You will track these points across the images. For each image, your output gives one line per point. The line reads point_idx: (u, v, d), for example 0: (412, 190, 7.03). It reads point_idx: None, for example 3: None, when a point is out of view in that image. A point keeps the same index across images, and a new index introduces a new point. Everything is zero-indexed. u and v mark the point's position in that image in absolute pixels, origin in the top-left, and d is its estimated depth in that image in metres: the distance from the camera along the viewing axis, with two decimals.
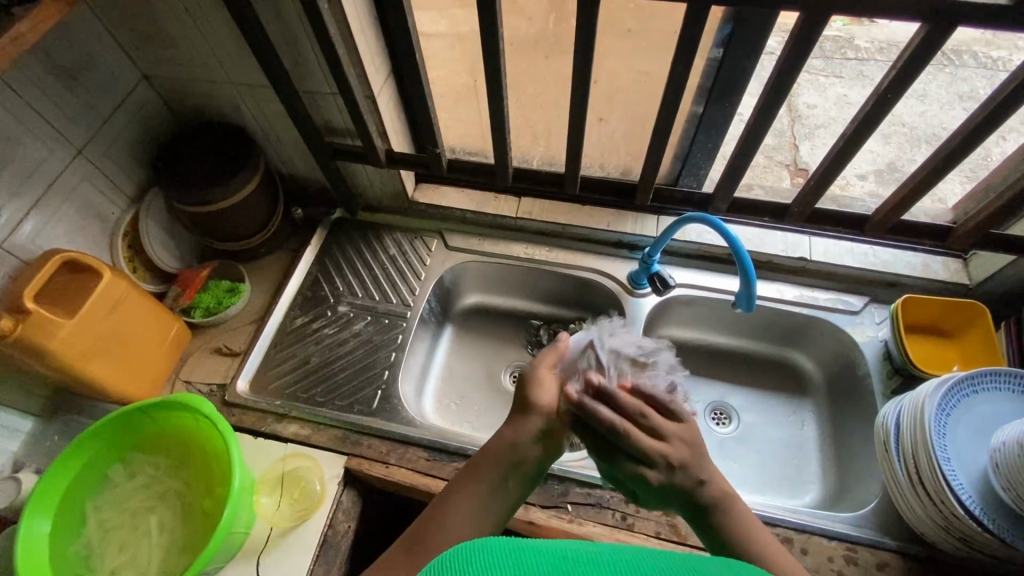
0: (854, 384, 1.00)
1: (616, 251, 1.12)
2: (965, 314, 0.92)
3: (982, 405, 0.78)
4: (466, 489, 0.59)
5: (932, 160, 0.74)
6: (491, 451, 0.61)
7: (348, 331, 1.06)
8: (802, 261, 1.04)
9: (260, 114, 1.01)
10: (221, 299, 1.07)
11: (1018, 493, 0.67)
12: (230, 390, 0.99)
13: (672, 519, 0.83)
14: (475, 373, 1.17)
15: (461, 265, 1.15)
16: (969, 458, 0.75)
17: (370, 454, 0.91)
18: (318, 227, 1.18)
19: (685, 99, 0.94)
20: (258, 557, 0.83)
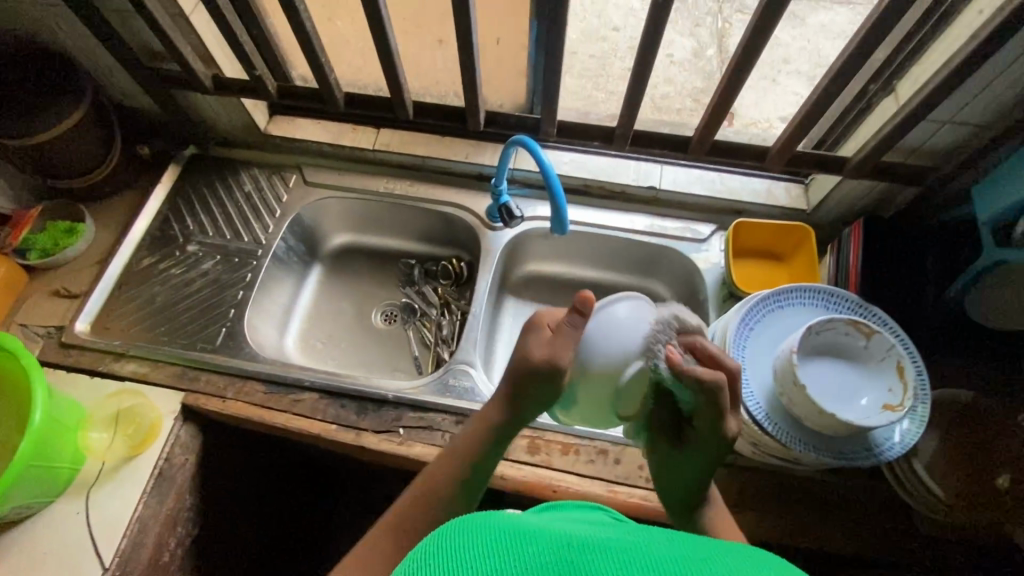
0: (697, 309, 1.03)
1: (478, 184, 1.11)
2: (793, 236, 0.95)
3: (785, 320, 0.81)
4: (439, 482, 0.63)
5: (729, 75, 0.74)
6: (462, 447, 0.66)
7: (196, 270, 1.04)
8: (652, 190, 1.05)
9: (75, 38, 0.94)
10: (58, 240, 1.02)
11: (787, 398, 0.70)
12: (68, 331, 0.96)
13: None
14: (345, 313, 1.17)
15: (320, 201, 1.12)
16: (763, 368, 0.79)
17: (208, 390, 0.91)
18: (170, 164, 1.13)
19: (522, 20, 0.91)
20: (88, 491, 0.84)
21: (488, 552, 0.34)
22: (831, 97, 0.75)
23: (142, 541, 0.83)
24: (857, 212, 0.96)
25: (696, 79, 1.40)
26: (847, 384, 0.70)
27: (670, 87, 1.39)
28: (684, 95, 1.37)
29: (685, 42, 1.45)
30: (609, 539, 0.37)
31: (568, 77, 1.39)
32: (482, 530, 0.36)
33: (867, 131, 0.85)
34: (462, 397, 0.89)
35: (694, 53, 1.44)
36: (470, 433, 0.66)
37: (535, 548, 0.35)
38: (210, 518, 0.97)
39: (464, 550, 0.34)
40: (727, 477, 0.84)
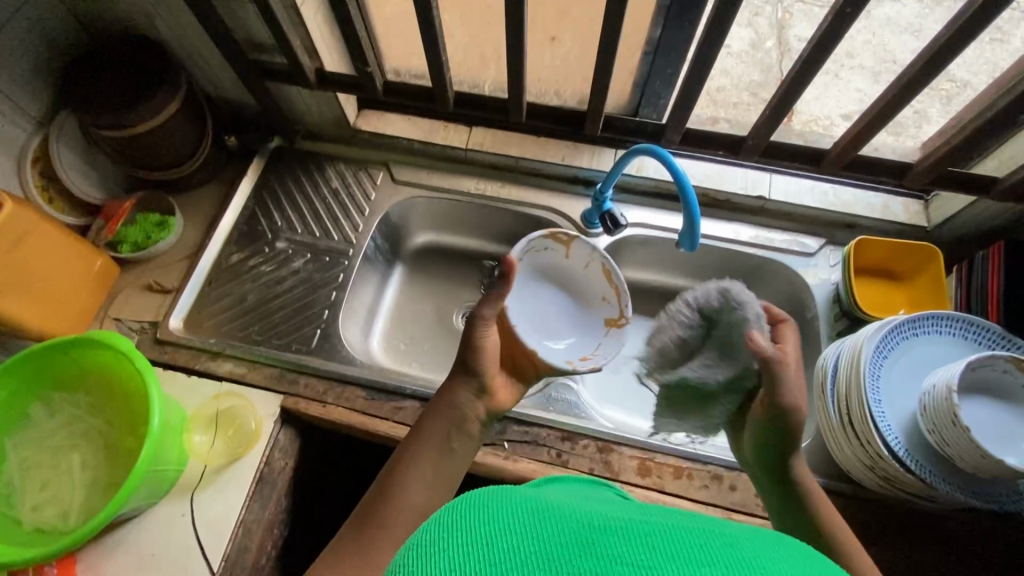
0: (803, 326, 0.99)
1: (570, 187, 1.07)
2: (918, 257, 0.90)
3: (920, 348, 0.77)
4: (414, 440, 0.70)
5: (896, 90, 0.68)
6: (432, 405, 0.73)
7: (287, 268, 1.02)
8: (760, 200, 1.00)
9: (174, 25, 0.90)
10: (150, 234, 1.01)
11: (940, 436, 0.66)
12: (163, 327, 0.95)
13: (606, 457, 0.83)
14: (427, 314, 1.15)
15: (408, 200, 1.09)
16: (900, 400, 0.75)
17: (307, 394, 0.89)
18: (256, 157, 1.10)
19: (642, 19, 0.85)
20: (193, 493, 0.83)
21: (501, 525, 0.32)
22: (1005, 113, 0.69)
23: (247, 544, 0.82)
24: (984, 231, 0.91)
25: (754, 71, 1.31)
26: (1006, 425, 0.66)
27: (748, 84, 1.31)
28: (740, 88, 1.29)
29: (742, 31, 1.31)
30: (623, 519, 0.34)
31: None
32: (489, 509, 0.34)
33: (1019, 150, 0.80)
34: (567, 412, 0.87)
35: (751, 44, 1.31)
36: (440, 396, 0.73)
37: (544, 520, 0.33)
38: (302, 520, 0.96)
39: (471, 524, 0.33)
40: (848, 508, 0.80)
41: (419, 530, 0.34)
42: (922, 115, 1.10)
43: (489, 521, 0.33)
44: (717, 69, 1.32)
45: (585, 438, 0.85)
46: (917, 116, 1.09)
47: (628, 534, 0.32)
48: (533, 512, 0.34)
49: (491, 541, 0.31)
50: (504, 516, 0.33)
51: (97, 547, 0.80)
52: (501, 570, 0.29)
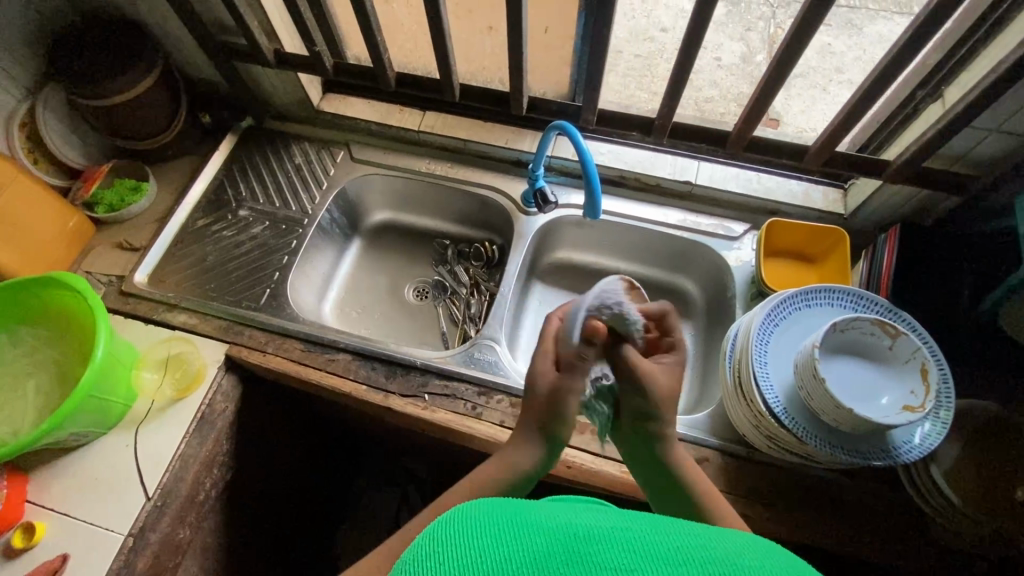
0: (725, 305, 1.04)
1: (515, 169, 1.14)
2: (827, 238, 0.95)
3: (811, 319, 0.82)
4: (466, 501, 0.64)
5: (772, 73, 0.75)
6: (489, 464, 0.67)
7: (246, 234, 1.10)
8: (687, 184, 1.06)
9: (151, 8, 1.01)
10: (124, 197, 1.10)
11: (807, 392, 0.71)
12: (127, 280, 1.04)
13: (517, 411, 0.89)
14: (380, 286, 1.22)
15: (364, 177, 1.17)
16: (785, 364, 0.79)
17: (250, 343, 0.97)
18: (228, 133, 1.20)
19: (570, 12, 0.93)
20: (137, 427, 0.90)
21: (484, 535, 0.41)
22: (874, 96, 0.75)
23: (182, 476, 0.89)
24: (896, 219, 0.95)
25: (743, 84, 1.39)
26: (869, 383, 0.70)
27: (716, 89, 1.38)
28: (728, 99, 1.36)
29: (734, 45, 1.45)
30: (610, 529, 0.42)
31: (610, 74, 1.40)
32: (490, 523, 0.42)
33: (912, 136, 0.85)
34: (488, 370, 0.93)
35: (743, 57, 1.43)
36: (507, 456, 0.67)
37: (535, 535, 0.41)
38: (244, 465, 1.03)
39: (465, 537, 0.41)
40: (739, 468, 0.85)
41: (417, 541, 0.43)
42: None
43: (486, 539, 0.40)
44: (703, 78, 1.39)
45: (500, 394, 0.91)
46: None
47: (608, 544, 0.39)
48: (526, 530, 0.41)
49: (488, 552, 0.39)
50: (509, 533, 0.41)
51: (47, 469, 0.88)
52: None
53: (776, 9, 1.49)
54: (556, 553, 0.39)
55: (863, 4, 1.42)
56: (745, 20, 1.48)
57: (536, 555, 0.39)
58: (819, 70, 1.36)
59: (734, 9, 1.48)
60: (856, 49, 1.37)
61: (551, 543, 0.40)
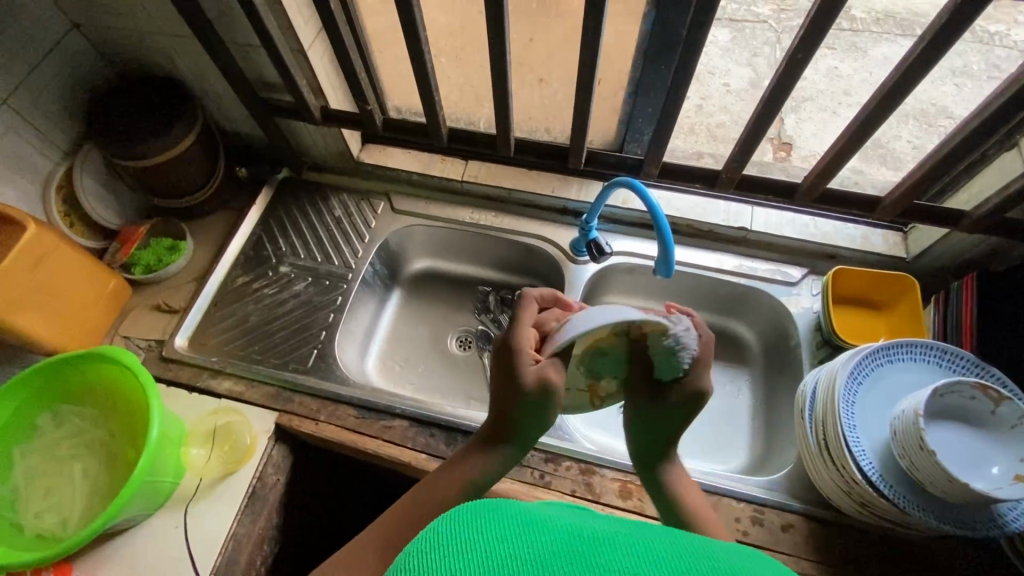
0: (787, 352, 1.01)
1: (560, 216, 1.12)
2: (896, 286, 0.92)
3: (895, 376, 0.79)
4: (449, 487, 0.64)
5: (852, 129, 0.73)
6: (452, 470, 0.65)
7: (288, 291, 1.07)
8: (742, 230, 1.04)
9: (193, 67, 0.99)
10: (161, 257, 1.07)
11: (911, 461, 0.68)
12: (168, 346, 1.00)
13: (587, 478, 0.85)
14: (422, 337, 1.19)
15: (406, 228, 1.14)
16: (874, 426, 0.76)
17: (301, 411, 0.93)
18: (265, 186, 1.17)
19: (624, 64, 0.91)
20: (187, 505, 0.86)
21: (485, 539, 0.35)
22: (960, 151, 0.73)
23: (236, 558, 0.84)
24: (962, 263, 0.93)
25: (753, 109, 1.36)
26: (974, 451, 0.67)
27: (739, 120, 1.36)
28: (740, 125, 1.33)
29: (741, 71, 1.41)
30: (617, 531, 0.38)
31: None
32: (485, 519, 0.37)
33: (986, 184, 0.83)
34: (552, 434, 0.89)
35: (750, 82, 1.40)
36: (460, 467, 0.65)
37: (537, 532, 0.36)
38: (292, 537, 0.98)
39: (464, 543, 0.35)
40: (828, 535, 0.80)
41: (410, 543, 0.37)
42: (919, 148, 1.19)
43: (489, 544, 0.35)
44: (716, 106, 1.37)
45: (568, 460, 0.87)
46: (913, 150, 1.18)
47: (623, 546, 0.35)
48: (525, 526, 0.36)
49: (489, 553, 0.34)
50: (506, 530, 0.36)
51: (92, 557, 0.83)
52: None
53: (780, 32, 1.45)
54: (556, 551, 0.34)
55: (866, 27, 1.38)
56: (752, 44, 1.45)
57: (543, 555, 0.34)
58: (827, 93, 1.33)
59: (738, 35, 1.44)
60: (863, 69, 1.33)
61: (555, 544, 0.35)
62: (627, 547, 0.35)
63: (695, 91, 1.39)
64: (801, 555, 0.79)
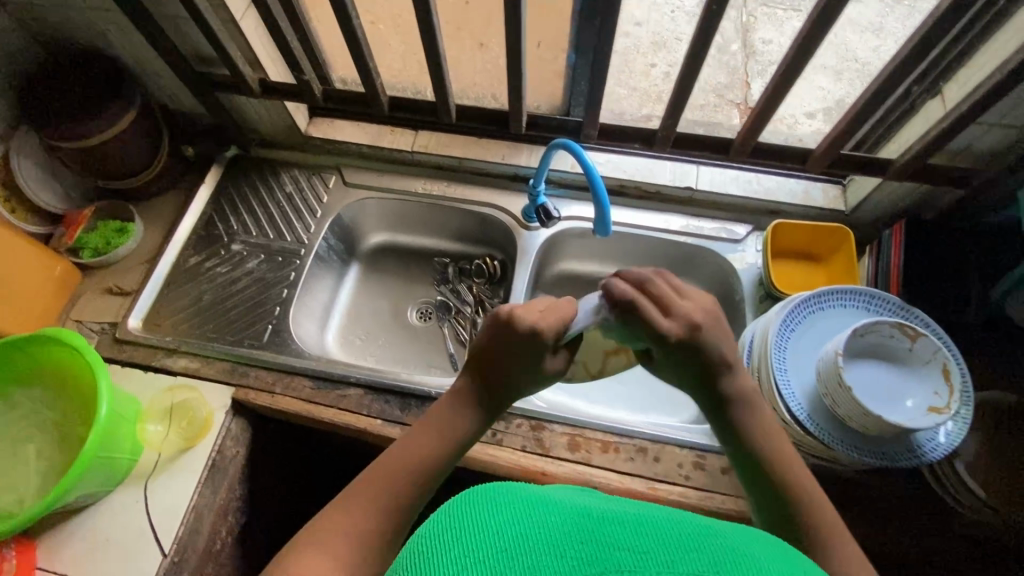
0: (733, 307, 1.04)
1: (512, 184, 1.12)
2: (833, 238, 0.95)
3: (826, 321, 0.82)
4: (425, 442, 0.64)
5: (775, 82, 0.75)
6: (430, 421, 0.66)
7: (241, 269, 1.07)
8: (688, 190, 1.06)
9: (126, 43, 0.97)
10: (109, 239, 1.06)
11: (832, 398, 0.71)
12: (121, 327, 1.00)
13: (537, 434, 0.88)
14: (381, 310, 1.20)
15: (359, 201, 1.15)
16: (804, 369, 0.80)
17: (257, 385, 0.94)
18: (214, 165, 1.16)
19: (563, 25, 0.91)
20: (146, 481, 0.87)
21: (494, 516, 0.38)
22: (877, 99, 0.75)
23: (198, 528, 0.86)
24: (897, 213, 0.96)
25: (720, 74, 1.35)
26: (892, 386, 0.71)
27: (697, 83, 1.36)
28: (709, 91, 1.33)
29: (709, 36, 1.41)
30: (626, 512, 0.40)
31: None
32: (501, 501, 0.39)
33: (913, 132, 0.85)
34: None
35: (719, 47, 1.39)
36: (443, 417, 0.66)
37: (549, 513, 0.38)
38: (258, 507, 1.00)
39: (469, 525, 0.37)
40: None
41: (422, 524, 0.39)
42: None
43: (498, 521, 0.37)
44: (686, 72, 1.36)
45: (519, 418, 0.89)
46: None
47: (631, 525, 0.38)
48: (539, 508, 0.39)
49: (502, 535, 0.36)
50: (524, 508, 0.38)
51: (56, 533, 0.84)
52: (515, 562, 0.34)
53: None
54: (568, 531, 0.37)
55: None
56: None
57: (554, 534, 0.36)
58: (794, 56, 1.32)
59: None
60: None
61: (568, 527, 0.37)
62: (623, 522, 0.38)
63: (662, 57, 1.39)
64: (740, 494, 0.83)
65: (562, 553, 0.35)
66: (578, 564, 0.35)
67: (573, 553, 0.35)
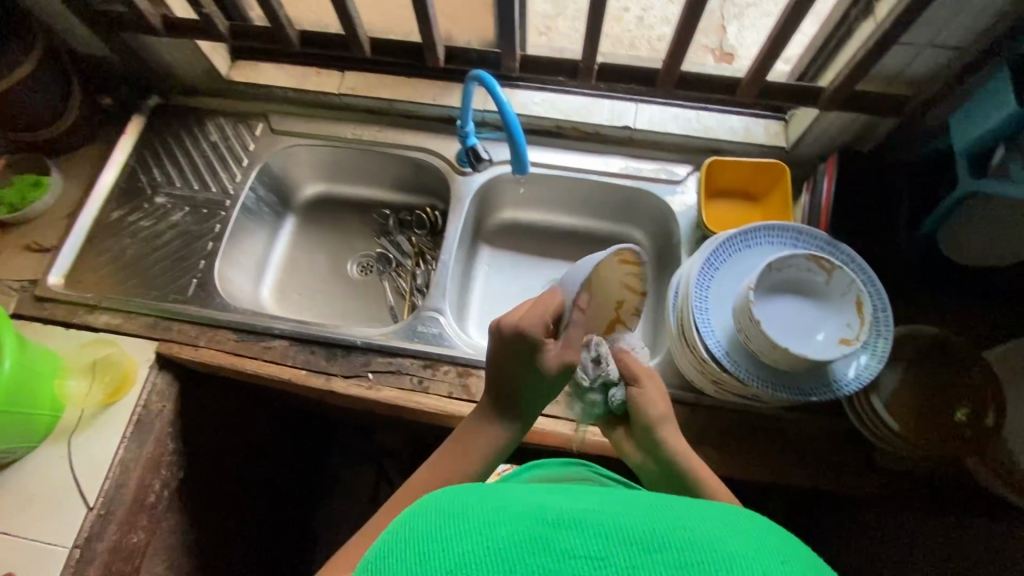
0: (670, 251, 1.03)
1: (446, 128, 1.08)
2: (769, 174, 0.92)
3: (751, 259, 0.80)
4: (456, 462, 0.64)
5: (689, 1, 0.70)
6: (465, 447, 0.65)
7: (165, 222, 1.03)
8: (626, 130, 1.02)
9: None
10: (26, 195, 1.01)
11: (745, 334, 0.70)
12: (41, 284, 0.97)
13: (464, 380, 0.87)
14: (321, 264, 1.17)
15: (288, 150, 1.10)
16: (725, 306, 0.78)
17: (180, 338, 0.92)
18: (135, 115, 1.11)
19: None
20: (70, 437, 0.86)
21: (436, 535, 0.33)
22: (798, 19, 0.71)
23: (124, 481, 0.86)
24: (836, 148, 0.92)
25: None
26: (806, 319, 0.70)
27: (664, 26, 1.30)
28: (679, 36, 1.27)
29: None
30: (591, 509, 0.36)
31: (559, 19, 1.27)
32: (454, 509, 0.35)
33: (844, 58, 0.81)
34: (430, 342, 0.90)
35: None
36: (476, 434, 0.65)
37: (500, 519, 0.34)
38: (195, 461, 1.00)
39: (411, 546, 0.33)
40: (691, 416, 0.84)
41: (379, 537, 0.36)
42: None
43: (436, 533, 0.33)
44: (659, 16, 1.29)
45: (446, 364, 0.88)
46: None
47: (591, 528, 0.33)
48: (490, 515, 0.34)
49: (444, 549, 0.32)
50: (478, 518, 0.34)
51: None
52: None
53: None
54: (520, 539, 0.32)
55: None
56: None
57: (500, 546, 0.32)
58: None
59: None
60: None
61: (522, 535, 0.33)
62: (583, 520, 0.34)
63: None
64: None
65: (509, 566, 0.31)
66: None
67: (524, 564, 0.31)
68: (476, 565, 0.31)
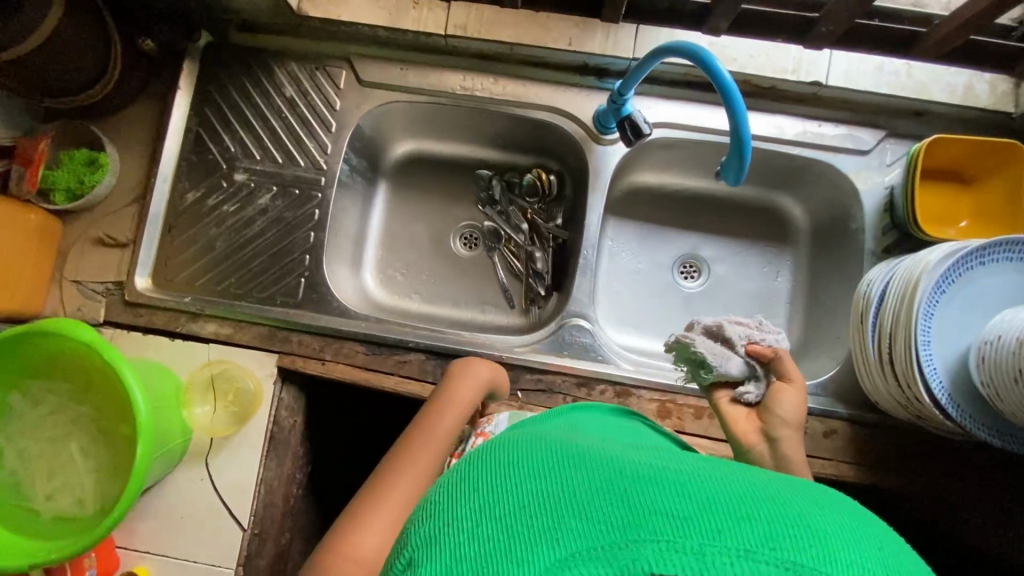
0: (843, 235, 0.89)
1: (579, 80, 0.87)
2: (999, 156, 0.76)
3: (981, 280, 0.69)
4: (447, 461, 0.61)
5: None
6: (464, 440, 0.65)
7: (252, 206, 0.88)
8: (814, 87, 0.82)
9: None
10: (82, 177, 0.85)
11: (997, 389, 0.61)
12: (129, 288, 0.85)
13: (623, 400, 0.80)
14: (421, 237, 1.03)
15: (383, 107, 0.91)
16: (948, 337, 0.68)
17: (303, 352, 0.83)
18: (185, 62, 0.89)
19: None
20: (207, 458, 0.81)
21: (500, 477, 0.35)
22: None
23: (272, 500, 0.83)
24: None
25: None
26: None
27: None
28: None
29: None
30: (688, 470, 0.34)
31: None
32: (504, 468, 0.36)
33: None
34: (583, 356, 0.82)
35: None
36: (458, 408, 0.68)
37: (567, 477, 0.34)
38: (320, 459, 0.97)
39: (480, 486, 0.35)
40: (870, 437, 0.79)
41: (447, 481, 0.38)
42: None
43: (534, 469, 0.35)
44: None
45: (602, 384, 0.80)
46: None
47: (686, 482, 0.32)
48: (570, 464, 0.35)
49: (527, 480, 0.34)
50: (548, 469, 0.35)
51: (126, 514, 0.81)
52: (545, 507, 0.31)
53: None
54: (612, 480, 0.33)
55: None
56: None
57: (582, 493, 0.32)
58: None
59: None
60: None
61: (615, 493, 0.31)
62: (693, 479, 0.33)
63: None
64: (841, 458, 0.78)
65: (589, 513, 0.30)
66: (605, 526, 0.29)
67: (613, 509, 0.30)
68: (559, 496, 0.32)
